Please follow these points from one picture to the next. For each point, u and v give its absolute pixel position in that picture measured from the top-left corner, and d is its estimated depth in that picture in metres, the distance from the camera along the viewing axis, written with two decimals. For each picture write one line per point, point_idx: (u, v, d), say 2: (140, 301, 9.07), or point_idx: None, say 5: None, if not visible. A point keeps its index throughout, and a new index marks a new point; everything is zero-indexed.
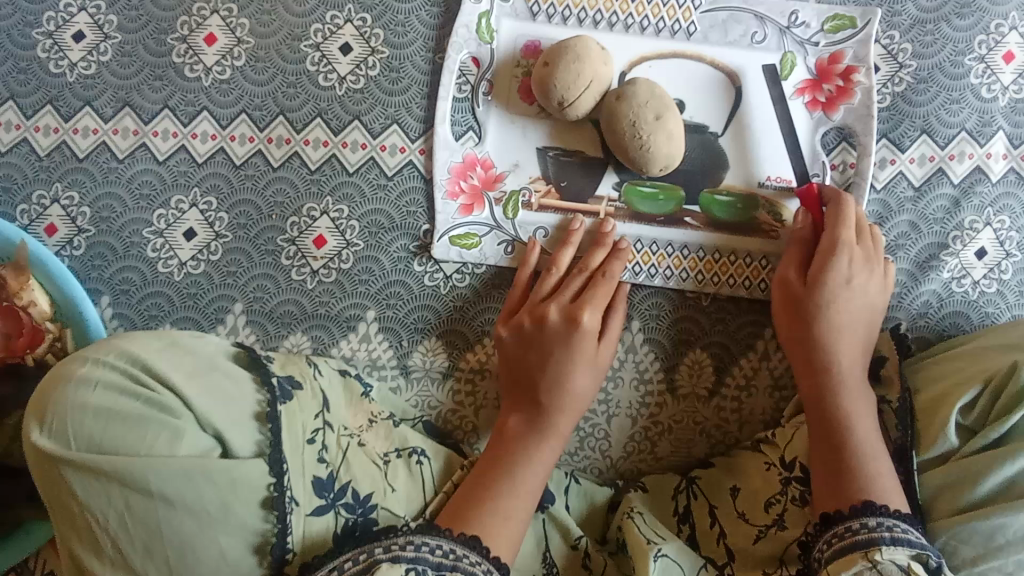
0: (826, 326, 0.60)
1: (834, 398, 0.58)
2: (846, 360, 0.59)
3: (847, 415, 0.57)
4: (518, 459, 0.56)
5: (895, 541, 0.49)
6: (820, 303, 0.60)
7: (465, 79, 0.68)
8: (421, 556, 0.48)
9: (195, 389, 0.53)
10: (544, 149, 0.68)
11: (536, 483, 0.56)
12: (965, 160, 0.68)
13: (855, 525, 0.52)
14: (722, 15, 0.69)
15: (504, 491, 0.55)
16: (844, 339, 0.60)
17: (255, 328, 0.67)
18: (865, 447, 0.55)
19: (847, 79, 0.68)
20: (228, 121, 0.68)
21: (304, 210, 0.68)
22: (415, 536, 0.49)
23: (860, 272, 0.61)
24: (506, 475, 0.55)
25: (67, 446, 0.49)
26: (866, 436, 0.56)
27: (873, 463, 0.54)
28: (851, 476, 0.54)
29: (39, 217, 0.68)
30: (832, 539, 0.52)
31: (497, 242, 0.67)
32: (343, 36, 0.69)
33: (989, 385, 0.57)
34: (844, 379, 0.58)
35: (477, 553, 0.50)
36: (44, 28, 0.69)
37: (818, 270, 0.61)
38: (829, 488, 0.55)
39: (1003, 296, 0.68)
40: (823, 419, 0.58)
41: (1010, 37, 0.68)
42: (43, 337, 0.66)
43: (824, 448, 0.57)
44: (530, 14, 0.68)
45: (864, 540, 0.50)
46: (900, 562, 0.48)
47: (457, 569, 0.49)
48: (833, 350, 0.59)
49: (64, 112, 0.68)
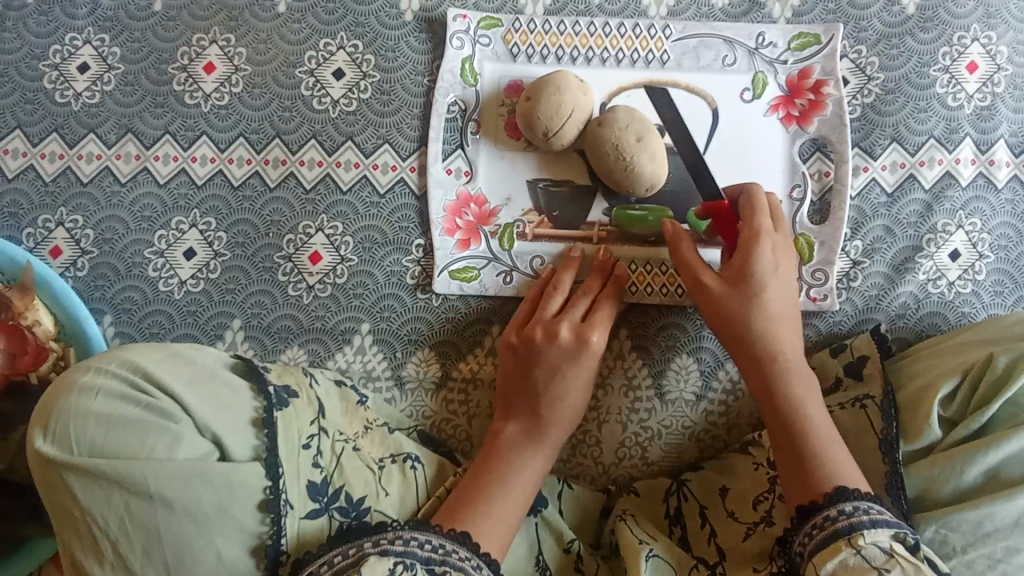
0: (764, 318, 0.59)
1: (781, 390, 0.57)
2: (788, 353, 0.59)
3: (799, 406, 0.56)
4: (506, 465, 0.58)
5: (873, 522, 0.47)
6: (751, 297, 0.59)
7: (454, 120, 0.71)
8: (411, 551, 0.49)
9: (195, 396, 0.54)
10: (534, 182, 0.70)
11: (528, 491, 0.58)
12: (935, 166, 0.70)
13: (833, 512, 0.49)
14: (693, 42, 0.72)
15: (492, 496, 0.56)
16: (779, 328, 0.59)
17: (253, 343, 0.69)
18: (820, 435, 0.54)
19: (818, 92, 0.71)
20: (226, 145, 0.71)
21: (300, 228, 0.70)
22: (405, 532, 0.50)
23: (782, 259, 0.61)
24: (494, 481, 0.57)
25: (70, 451, 0.51)
26: (820, 422, 0.55)
27: (831, 450, 0.54)
28: (813, 463, 0.53)
29: (44, 240, 0.70)
30: (812, 531, 0.50)
31: (496, 273, 0.70)
32: (335, 62, 0.72)
33: (968, 379, 0.59)
34: (788, 371, 0.58)
35: (464, 547, 0.51)
36: (51, 60, 0.72)
37: (745, 264, 0.60)
38: (794, 481, 0.53)
39: (978, 295, 0.70)
40: (774, 411, 0.57)
41: (972, 48, 0.72)
42: (47, 356, 0.68)
43: (781, 443, 0.56)
44: (510, 56, 0.72)
45: (845, 527, 0.48)
46: (881, 542, 0.46)
47: (446, 564, 0.50)
48: (773, 343, 0.58)
49: (69, 139, 0.71)
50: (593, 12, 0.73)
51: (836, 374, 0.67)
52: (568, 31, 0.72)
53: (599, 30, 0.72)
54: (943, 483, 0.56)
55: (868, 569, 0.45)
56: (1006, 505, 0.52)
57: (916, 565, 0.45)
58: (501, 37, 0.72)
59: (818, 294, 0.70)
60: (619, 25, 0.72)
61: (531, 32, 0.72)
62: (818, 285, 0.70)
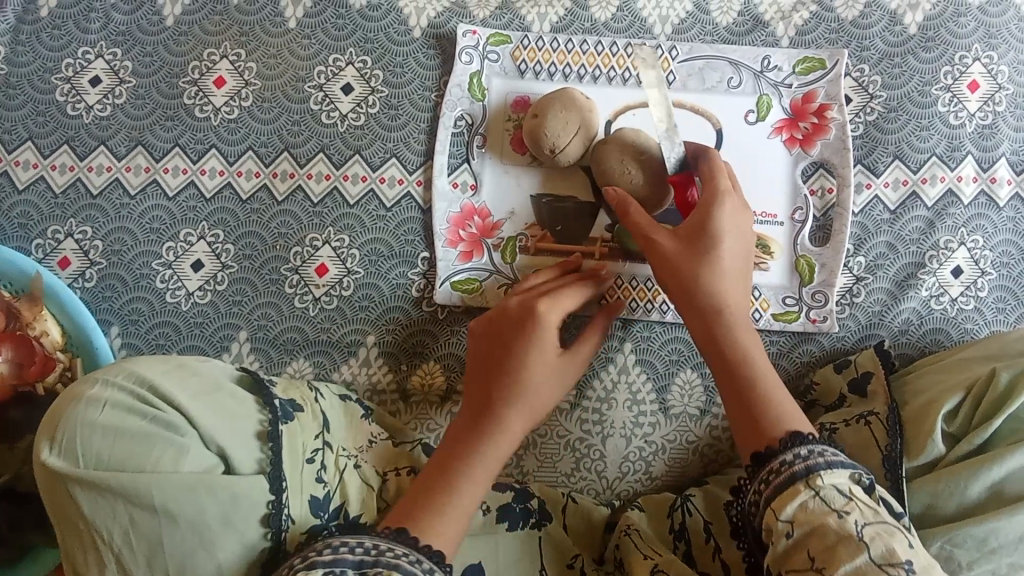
0: (717, 274, 0.56)
1: (730, 345, 0.55)
2: (737, 308, 0.56)
3: (746, 362, 0.54)
4: (466, 455, 0.54)
5: (833, 466, 0.45)
6: (706, 253, 0.56)
7: (459, 132, 0.72)
8: (341, 558, 0.45)
9: (201, 409, 0.54)
10: (538, 197, 0.71)
11: (466, 484, 0.53)
12: (937, 183, 0.71)
13: (789, 458, 0.47)
14: (699, 64, 0.74)
15: (445, 493, 0.52)
16: (731, 285, 0.56)
17: (259, 355, 0.69)
18: (769, 386, 0.53)
19: (821, 116, 0.72)
20: (235, 158, 0.72)
21: (307, 240, 0.71)
22: (337, 537, 0.46)
23: (739, 218, 0.58)
24: (449, 477, 0.53)
25: (75, 464, 0.50)
26: (767, 376, 0.54)
27: (786, 405, 0.52)
28: (767, 416, 0.51)
29: (53, 251, 0.71)
30: (767, 479, 0.48)
31: (497, 285, 0.70)
32: (344, 77, 0.73)
33: (970, 396, 0.59)
34: (734, 323, 0.56)
35: (404, 544, 0.48)
36: (63, 73, 0.73)
37: (704, 222, 0.57)
38: (747, 434, 0.51)
39: (980, 312, 0.70)
40: (722, 366, 0.55)
41: (974, 67, 0.72)
42: (54, 366, 0.68)
43: (733, 399, 0.53)
44: (518, 72, 0.73)
45: (801, 471, 0.46)
46: (839, 486, 0.44)
47: (379, 565, 0.46)
48: (723, 296, 0.56)
49: (79, 151, 0.72)
50: (600, 30, 0.75)
51: (840, 390, 0.67)
52: (575, 49, 0.73)
53: (607, 50, 0.74)
54: (947, 499, 0.56)
55: (827, 512, 0.44)
56: (1010, 520, 0.53)
57: (873, 509, 0.43)
58: (510, 53, 0.73)
59: (818, 315, 0.70)
60: (626, 45, 0.74)
61: (539, 49, 0.73)
62: (818, 307, 0.70)
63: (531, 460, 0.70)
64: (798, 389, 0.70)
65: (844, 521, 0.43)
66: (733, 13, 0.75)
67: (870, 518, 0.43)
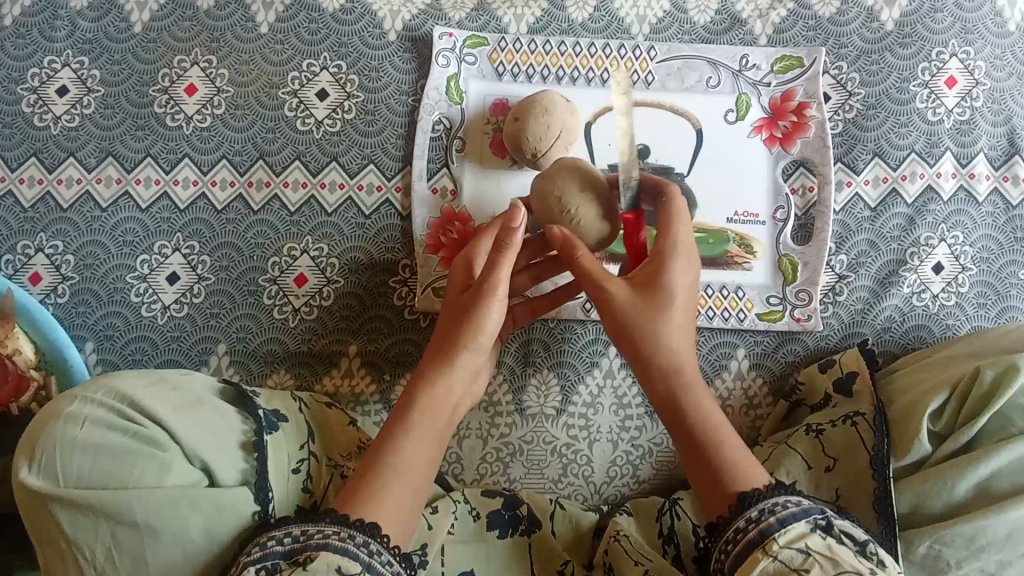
0: (669, 334, 0.54)
1: (686, 403, 0.52)
2: (691, 365, 0.54)
3: (708, 418, 0.51)
4: (407, 427, 0.52)
5: (788, 521, 0.44)
6: (660, 308, 0.54)
7: (438, 137, 0.71)
8: (268, 552, 0.45)
9: (184, 423, 0.53)
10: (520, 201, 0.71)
11: (397, 463, 0.50)
12: (917, 180, 0.71)
13: (742, 524, 0.45)
14: (677, 64, 0.73)
15: (389, 469, 0.50)
16: (683, 341, 0.54)
17: (238, 367, 0.68)
18: (727, 442, 0.50)
19: (800, 114, 0.72)
20: (209, 168, 0.70)
21: (285, 250, 0.70)
22: (268, 533, 0.46)
23: (692, 270, 0.56)
24: (386, 451, 0.51)
25: (56, 482, 0.49)
26: (725, 432, 0.51)
27: (745, 460, 0.50)
28: (727, 474, 0.48)
29: (23, 266, 0.69)
30: (734, 534, 0.45)
31: None
32: (319, 83, 0.72)
33: (955, 393, 0.59)
34: (690, 379, 0.53)
35: (330, 525, 0.46)
36: (29, 84, 0.71)
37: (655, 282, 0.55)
38: (706, 492, 0.49)
39: (962, 308, 0.70)
40: (676, 425, 0.52)
41: (951, 63, 0.73)
42: (28, 385, 0.66)
43: (691, 454, 0.50)
44: (496, 74, 0.72)
45: (757, 536, 0.44)
46: (798, 542, 0.42)
47: (306, 550, 0.45)
48: (676, 354, 0.53)
49: (48, 163, 0.70)
50: (577, 31, 0.74)
51: (825, 390, 0.66)
52: (554, 50, 0.73)
53: (585, 51, 0.73)
54: (934, 498, 0.56)
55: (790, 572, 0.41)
56: (997, 519, 0.52)
57: (832, 557, 0.41)
58: (487, 56, 0.72)
59: (803, 314, 0.70)
60: (605, 46, 0.73)
61: (517, 51, 0.72)
62: (802, 305, 0.70)
63: (518, 467, 0.69)
64: (784, 389, 0.70)
65: None
66: (710, 12, 0.74)
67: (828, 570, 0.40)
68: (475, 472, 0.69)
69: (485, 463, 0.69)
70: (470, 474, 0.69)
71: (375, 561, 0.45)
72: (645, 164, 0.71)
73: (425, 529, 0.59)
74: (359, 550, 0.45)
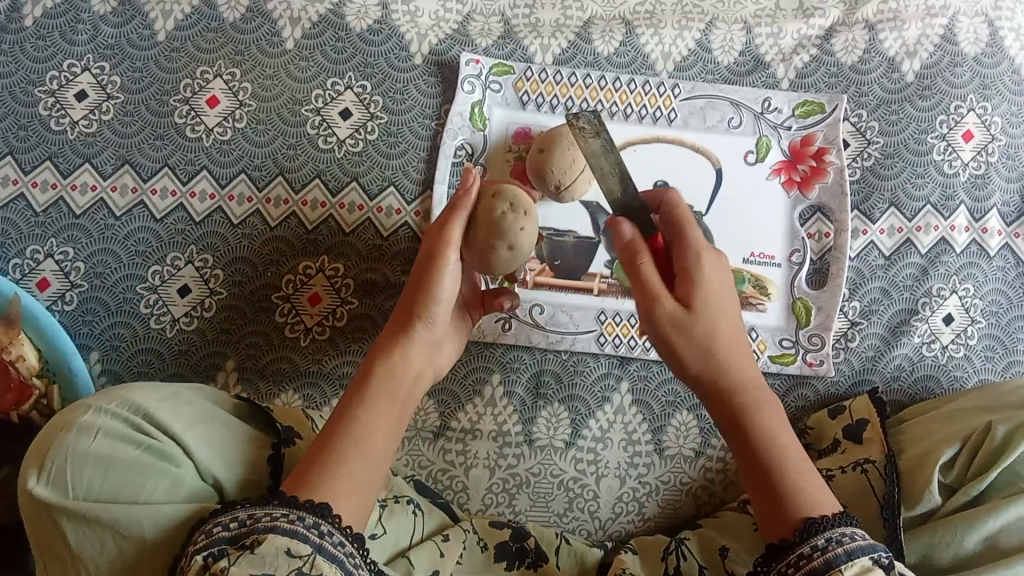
0: (719, 342, 0.50)
1: (750, 421, 0.50)
2: (748, 372, 0.51)
3: (768, 433, 0.50)
4: (364, 400, 0.49)
5: (856, 554, 0.43)
6: (710, 322, 0.50)
7: (459, 162, 0.71)
8: (215, 539, 0.42)
9: (199, 439, 0.51)
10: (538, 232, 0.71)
11: (370, 445, 0.47)
12: (931, 232, 0.72)
13: (805, 550, 0.44)
14: (700, 102, 0.73)
15: (347, 447, 0.46)
16: (736, 351, 0.51)
17: (246, 385, 0.67)
18: (791, 463, 0.49)
19: (819, 160, 0.73)
20: (227, 181, 0.70)
21: (300, 268, 0.69)
22: (213, 520, 0.43)
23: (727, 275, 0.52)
24: (342, 428, 0.47)
25: (65, 495, 0.46)
26: (789, 451, 0.49)
27: (810, 480, 0.48)
28: (792, 503, 0.47)
29: (32, 271, 0.68)
30: (797, 560, 0.44)
31: (496, 319, 0.70)
32: (343, 102, 0.71)
33: (967, 445, 0.59)
34: (751, 395, 0.50)
35: (280, 506, 0.42)
36: (47, 86, 0.70)
37: (693, 285, 0.50)
38: (768, 516, 0.47)
39: (969, 360, 0.71)
40: (742, 442, 0.50)
41: (969, 117, 0.74)
42: (30, 394, 0.65)
43: (754, 474, 0.49)
44: (520, 103, 0.72)
45: (822, 565, 0.43)
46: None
47: (254, 532, 0.41)
48: (729, 366, 0.51)
49: (63, 168, 0.69)
50: (602, 64, 0.74)
51: (834, 436, 0.67)
52: (579, 82, 0.73)
53: (610, 84, 0.73)
54: (944, 549, 0.56)
55: None
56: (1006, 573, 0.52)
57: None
58: (512, 84, 0.72)
59: (815, 359, 0.71)
60: (630, 81, 0.73)
61: (542, 81, 0.73)
62: (815, 350, 0.71)
63: (523, 499, 0.69)
64: (792, 432, 0.70)
65: None
66: (735, 52, 0.74)
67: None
68: (481, 503, 0.69)
69: (491, 494, 0.69)
70: (476, 504, 0.69)
71: (326, 543, 0.41)
72: None
73: (437, 555, 0.56)
74: (309, 531, 0.41)
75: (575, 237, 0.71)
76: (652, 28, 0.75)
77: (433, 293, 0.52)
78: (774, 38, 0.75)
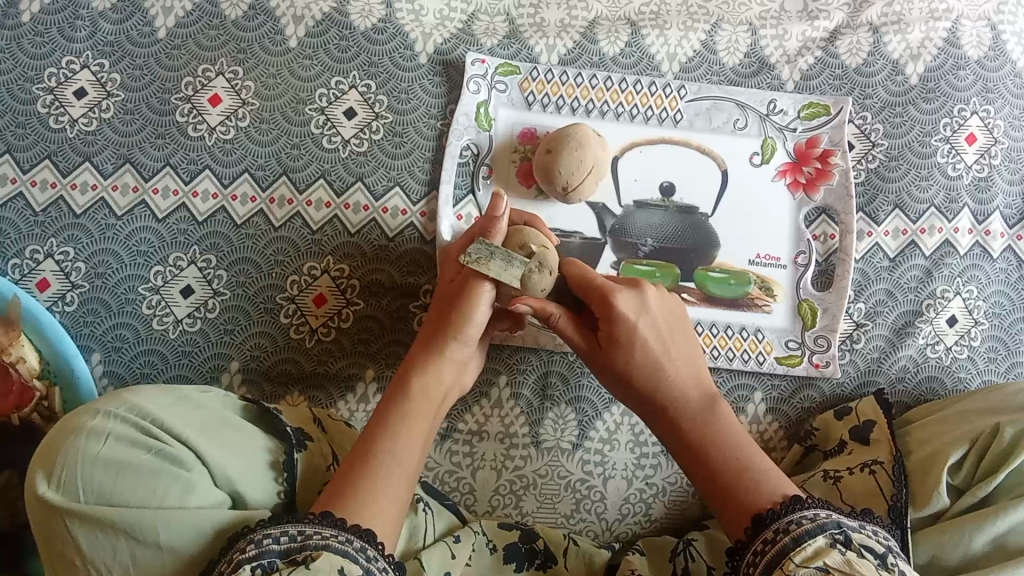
0: (640, 367, 0.53)
1: (692, 431, 0.51)
2: (686, 386, 0.53)
3: (705, 441, 0.51)
4: (400, 418, 0.51)
5: (803, 539, 0.43)
6: (630, 349, 0.53)
7: (465, 164, 0.71)
8: (267, 550, 0.42)
9: (210, 443, 0.50)
10: None
11: (399, 458, 0.49)
12: (935, 234, 0.73)
13: (761, 544, 0.45)
14: (706, 104, 0.73)
15: (384, 464, 0.48)
16: (672, 367, 0.53)
17: (250, 387, 0.66)
18: (743, 462, 0.49)
19: (825, 162, 0.73)
20: (230, 181, 0.69)
21: (305, 269, 0.68)
22: (260, 531, 0.43)
23: (646, 299, 0.54)
24: (381, 446, 0.49)
25: (75, 499, 0.46)
26: (739, 451, 0.50)
27: (749, 478, 0.48)
28: (749, 498, 0.47)
29: (31, 272, 0.67)
30: (755, 557, 0.44)
31: None
32: (347, 101, 0.71)
33: (975, 446, 0.58)
34: (688, 407, 0.52)
35: (330, 527, 0.43)
36: (46, 83, 0.69)
37: (608, 325, 0.53)
38: (727, 517, 0.48)
39: (973, 361, 0.72)
40: (693, 456, 0.51)
41: (972, 120, 0.74)
42: (31, 397, 0.64)
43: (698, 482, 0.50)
44: (526, 103, 0.72)
45: (775, 556, 0.43)
46: (817, 560, 0.42)
47: (306, 549, 0.42)
48: (663, 384, 0.53)
49: (63, 167, 0.68)
50: (608, 65, 0.73)
51: (841, 436, 0.66)
52: (585, 83, 0.72)
53: (616, 86, 0.72)
54: (952, 549, 0.53)
55: None
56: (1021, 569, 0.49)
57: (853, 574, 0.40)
58: (518, 84, 0.72)
59: (821, 360, 0.71)
60: (635, 82, 0.73)
61: (548, 82, 0.72)
62: (821, 351, 0.71)
63: (530, 500, 0.69)
64: (799, 433, 0.70)
65: None
66: (739, 54, 0.74)
67: None
68: (487, 504, 0.68)
69: (498, 496, 0.68)
70: (483, 505, 0.68)
71: (373, 567, 0.42)
72: (670, 203, 0.72)
73: (448, 556, 0.56)
74: (358, 553, 0.43)
75: (581, 237, 0.70)
76: (657, 28, 0.74)
77: (469, 317, 0.55)
78: (779, 40, 0.75)
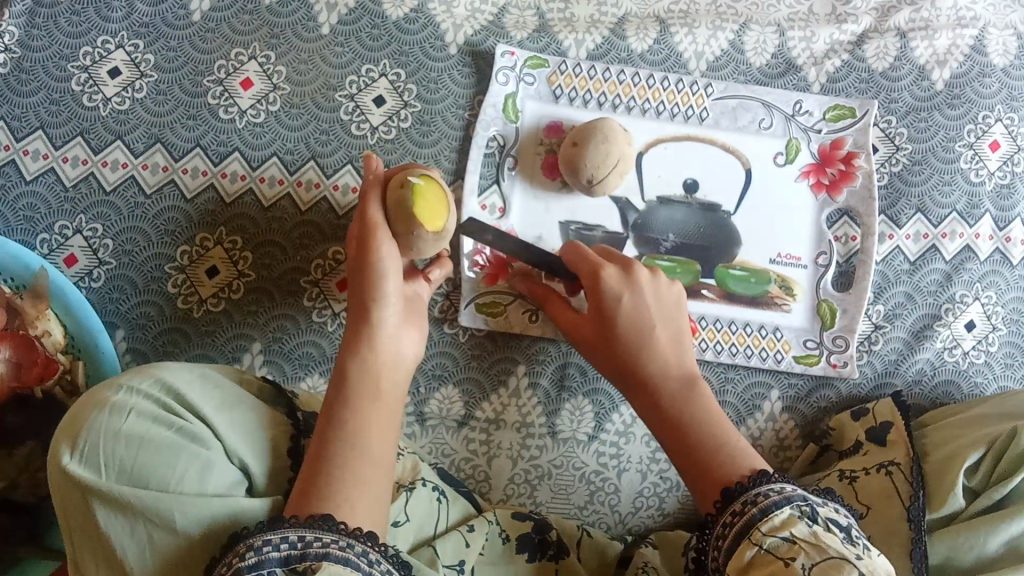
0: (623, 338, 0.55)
1: (667, 405, 0.53)
2: (667, 364, 0.55)
3: (682, 418, 0.52)
4: (355, 405, 0.49)
5: (771, 510, 0.43)
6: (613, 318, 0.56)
7: (490, 154, 0.71)
8: (266, 559, 0.41)
9: (230, 426, 0.49)
10: (566, 223, 0.71)
11: (377, 436, 0.49)
12: (956, 239, 0.73)
13: (738, 507, 0.45)
14: (732, 103, 0.73)
15: (356, 451, 0.47)
16: (660, 344, 0.56)
17: (272, 368, 0.67)
18: (715, 435, 0.51)
19: (848, 164, 0.73)
20: (258, 164, 0.69)
21: (329, 253, 0.69)
22: (259, 537, 0.42)
23: (635, 284, 0.57)
24: (346, 432, 0.48)
25: (97, 474, 0.45)
26: (713, 421, 0.52)
27: (724, 444, 0.50)
28: (721, 466, 0.49)
29: (60, 247, 0.68)
30: (724, 530, 0.45)
31: (521, 310, 0.69)
32: (377, 89, 0.71)
33: (991, 450, 0.57)
34: (664, 382, 0.54)
35: (330, 532, 0.42)
36: (80, 62, 0.70)
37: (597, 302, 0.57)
38: (696, 479, 0.49)
39: (989, 366, 0.73)
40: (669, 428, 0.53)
41: (996, 127, 0.75)
42: (55, 369, 0.65)
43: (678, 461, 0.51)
44: (553, 96, 0.72)
45: (744, 526, 0.44)
46: (783, 530, 0.42)
47: (307, 557, 0.41)
48: (641, 360, 0.55)
49: (94, 144, 0.69)
50: (635, 61, 0.74)
51: (856, 437, 0.66)
52: (613, 78, 0.73)
53: (643, 82, 0.73)
54: (966, 549, 0.53)
55: (774, 560, 0.41)
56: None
57: (817, 544, 0.40)
58: (546, 77, 0.72)
59: (838, 360, 0.71)
60: (662, 78, 0.73)
61: (576, 75, 0.72)
62: (839, 351, 0.71)
63: (545, 490, 0.69)
64: (815, 432, 0.71)
65: (792, 567, 0.39)
66: (767, 55, 0.75)
67: (812, 555, 0.40)
68: (502, 492, 0.69)
69: (513, 484, 0.69)
70: (497, 493, 0.69)
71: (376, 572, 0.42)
72: (692, 200, 0.72)
73: (462, 545, 0.56)
74: (360, 559, 0.42)
75: (603, 231, 0.71)
76: (686, 27, 0.75)
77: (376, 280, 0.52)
78: (807, 42, 0.75)
